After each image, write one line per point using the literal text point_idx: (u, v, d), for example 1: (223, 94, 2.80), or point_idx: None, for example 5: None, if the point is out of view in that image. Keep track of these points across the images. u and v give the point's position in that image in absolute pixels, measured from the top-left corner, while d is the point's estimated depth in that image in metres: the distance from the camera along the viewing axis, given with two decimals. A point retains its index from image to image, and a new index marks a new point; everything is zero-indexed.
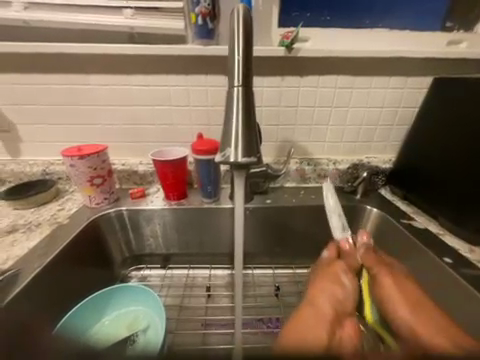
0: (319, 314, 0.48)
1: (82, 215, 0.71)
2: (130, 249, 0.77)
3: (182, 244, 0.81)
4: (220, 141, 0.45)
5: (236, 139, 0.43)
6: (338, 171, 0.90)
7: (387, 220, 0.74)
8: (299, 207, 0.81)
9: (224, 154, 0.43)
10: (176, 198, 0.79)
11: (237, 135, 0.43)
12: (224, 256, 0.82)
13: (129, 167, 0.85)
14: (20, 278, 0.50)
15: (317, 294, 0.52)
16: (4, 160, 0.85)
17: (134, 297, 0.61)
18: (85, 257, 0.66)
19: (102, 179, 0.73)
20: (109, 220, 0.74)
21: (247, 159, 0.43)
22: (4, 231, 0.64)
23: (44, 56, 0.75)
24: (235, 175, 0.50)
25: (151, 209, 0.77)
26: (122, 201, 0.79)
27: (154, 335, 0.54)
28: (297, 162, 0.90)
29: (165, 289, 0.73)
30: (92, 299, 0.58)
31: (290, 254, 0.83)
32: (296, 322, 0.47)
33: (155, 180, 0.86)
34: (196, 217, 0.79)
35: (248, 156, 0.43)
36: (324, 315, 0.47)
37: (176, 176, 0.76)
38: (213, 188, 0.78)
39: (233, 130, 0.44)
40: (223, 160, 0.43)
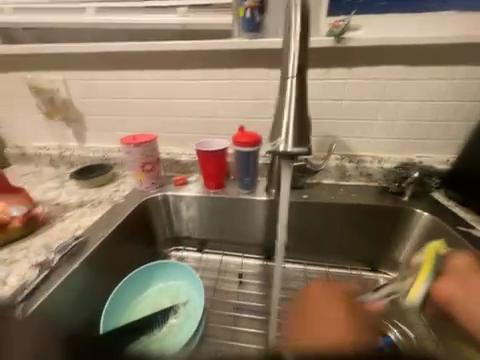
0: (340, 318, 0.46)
1: (134, 197, 0.80)
2: (171, 231, 0.84)
3: (217, 231, 0.84)
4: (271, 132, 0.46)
5: (287, 129, 0.44)
6: (383, 170, 0.84)
7: (440, 226, 0.67)
8: (337, 205, 0.78)
9: (275, 144, 0.45)
10: (215, 187, 0.83)
11: (288, 125, 0.44)
12: (256, 247, 0.83)
13: (174, 156, 0.92)
14: (88, 244, 0.60)
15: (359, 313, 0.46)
16: (73, 145, 1.00)
17: (176, 273, 0.68)
18: (137, 234, 0.74)
19: (151, 165, 0.81)
20: (156, 203, 0.82)
21: (297, 149, 0.43)
22: (74, 205, 0.76)
23: (109, 54, 0.85)
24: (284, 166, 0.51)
25: (189, 196, 0.83)
26: (166, 186, 0.86)
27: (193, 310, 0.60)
28: (337, 159, 0.86)
29: (201, 271, 0.79)
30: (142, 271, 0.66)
31: (325, 251, 0.81)
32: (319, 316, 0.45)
33: (195, 169, 0.92)
34: (232, 207, 0.82)
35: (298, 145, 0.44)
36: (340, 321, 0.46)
37: (216, 166, 0.80)
38: (251, 180, 0.80)
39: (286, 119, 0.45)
40: (273, 149, 0.44)
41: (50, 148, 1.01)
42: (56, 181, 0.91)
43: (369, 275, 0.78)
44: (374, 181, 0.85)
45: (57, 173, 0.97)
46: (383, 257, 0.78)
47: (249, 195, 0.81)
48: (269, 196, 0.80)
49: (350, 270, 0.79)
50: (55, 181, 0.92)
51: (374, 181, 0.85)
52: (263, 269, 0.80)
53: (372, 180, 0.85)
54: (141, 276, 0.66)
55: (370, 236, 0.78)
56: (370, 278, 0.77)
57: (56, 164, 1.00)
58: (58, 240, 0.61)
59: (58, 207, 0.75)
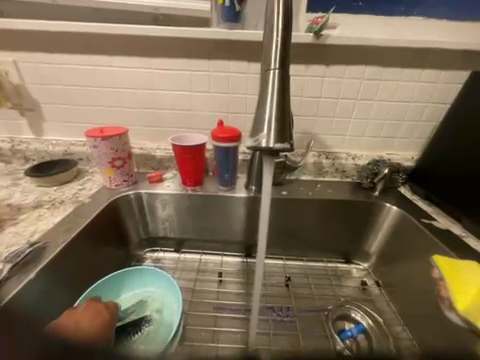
0: None
1: (103, 195, 0.73)
2: (146, 231, 0.79)
3: (195, 230, 0.81)
4: (252, 127, 0.44)
5: (269, 124, 0.42)
6: (357, 167, 0.88)
7: (406, 219, 0.73)
8: (315, 201, 0.80)
9: (257, 139, 0.43)
10: (192, 184, 0.80)
11: (270, 120, 0.43)
12: (236, 244, 0.82)
13: (148, 151, 0.86)
14: (47, 250, 0.53)
15: None
16: (28, 138, 0.88)
17: (148, 278, 0.64)
18: (105, 236, 0.68)
19: (122, 161, 0.74)
20: (128, 202, 0.76)
21: (279, 145, 0.42)
22: (30, 206, 0.67)
23: (69, 35, 0.75)
24: (266, 161, 0.49)
25: (164, 194, 0.78)
26: (140, 184, 0.80)
27: (169, 316, 0.58)
28: (315, 155, 0.88)
29: (179, 272, 0.75)
30: (110, 278, 0.61)
31: (302, 246, 0.83)
32: None
33: (172, 166, 0.87)
34: (211, 204, 0.80)
35: (279, 141, 0.42)
36: None
37: (193, 162, 0.76)
38: (231, 177, 0.78)
39: (267, 113, 0.43)
40: (254, 145, 0.42)
41: None
42: (7, 179, 0.80)
43: (343, 267, 0.82)
44: (348, 177, 0.89)
45: (8, 169, 0.85)
46: (356, 249, 0.82)
47: (229, 192, 0.79)
48: (249, 192, 0.79)
49: (326, 262, 0.83)
50: (6, 179, 0.80)
51: (348, 178, 0.89)
52: (243, 267, 0.79)
53: (346, 176, 0.89)
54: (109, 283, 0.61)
55: (344, 230, 0.82)
56: (344, 269, 0.81)
57: (7, 160, 0.88)
58: (10, 247, 0.53)
59: (10, 209, 0.65)
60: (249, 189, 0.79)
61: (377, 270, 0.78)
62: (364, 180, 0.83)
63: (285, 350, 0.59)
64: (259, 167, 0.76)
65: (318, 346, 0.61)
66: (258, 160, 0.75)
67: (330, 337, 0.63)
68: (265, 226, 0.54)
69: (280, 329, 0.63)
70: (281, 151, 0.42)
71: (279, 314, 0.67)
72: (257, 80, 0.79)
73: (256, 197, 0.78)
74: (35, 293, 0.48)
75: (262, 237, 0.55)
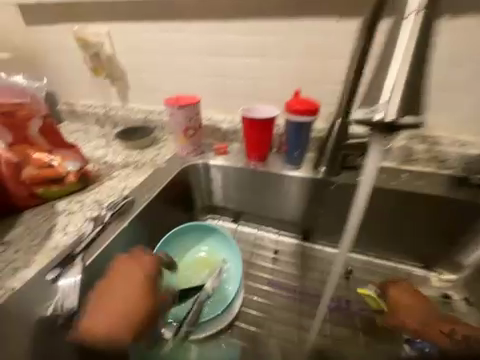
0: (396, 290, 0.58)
1: (175, 162, 0.79)
2: (209, 200, 0.83)
3: (253, 205, 0.80)
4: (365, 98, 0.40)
5: (391, 94, 0.37)
6: (465, 156, 0.68)
7: None
8: (399, 193, 0.68)
9: (372, 110, 0.38)
10: (257, 159, 0.77)
11: (393, 90, 0.37)
12: (292, 225, 0.78)
13: (215, 122, 0.87)
14: (135, 204, 0.61)
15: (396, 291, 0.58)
16: (116, 105, 1.00)
17: (201, 237, 0.68)
18: (175, 199, 0.74)
19: (194, 130, 0.77)
20: (196, 170, 0.80)
21: (409, 119, 0.37)
22: (120, 165, 0.78)
23: (156, 4, 0.79)
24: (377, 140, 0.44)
25: (228, 166, 0.79)
26: (207, 154, 0.82)
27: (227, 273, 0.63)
28: (405, 138, 0.72)
29: (236, 241, 0.79)
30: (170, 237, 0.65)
31: (371, 243, 0.72)
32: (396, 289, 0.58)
33: (236, 139, 0.86)
34: (274, 182, 0.76)
35: (404, 114, 0.37)
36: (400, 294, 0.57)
37: (261, 136, 0.73)
38: (300, 155, 0.72)
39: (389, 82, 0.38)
40: (366, 118, 0.38)
41: (95, 106, 1.02)
42: (102, 140, 0.94)
43: (421, 273, 0.69)
44: (448, 168, 0.70)
45: (103, 132, 1.00)
46: (441, 256, 0.68)
47: (294, 171, 0.74)
48: (317, 174, 0.72)
49: (398, 263, 0.72)
50: (102, 140, 0.94)
51: (447, 169, 0.70)
52: (298, 249, 0.76)
53: (445, 168, 0.70)
54: (173, 239, 0.66)
55: (431, 232, 0.67)
56: (421, 276, 0.69)
57: (102, 124, 1.03)
58: (108, 198, 0.63)
59: (106, 166, 0.78)
60: (317, 171, 0.72)
61: (467, 286, 0.65)
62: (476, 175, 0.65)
63: (343, 342, 0.56)
64: (334, 147, 0.67)
65: (383, 349, 0.56)
66: (335, 138, 0.66)
67: (399, 343, 0.56)
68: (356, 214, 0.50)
69: (338, 320, 0.60)
70: (405, 128, 0.37)
71: (337, 304, 0.63)
72: (345, 42, 0.68)
73: (326, 180, 0.71)
74: (127, 239, 0.57)
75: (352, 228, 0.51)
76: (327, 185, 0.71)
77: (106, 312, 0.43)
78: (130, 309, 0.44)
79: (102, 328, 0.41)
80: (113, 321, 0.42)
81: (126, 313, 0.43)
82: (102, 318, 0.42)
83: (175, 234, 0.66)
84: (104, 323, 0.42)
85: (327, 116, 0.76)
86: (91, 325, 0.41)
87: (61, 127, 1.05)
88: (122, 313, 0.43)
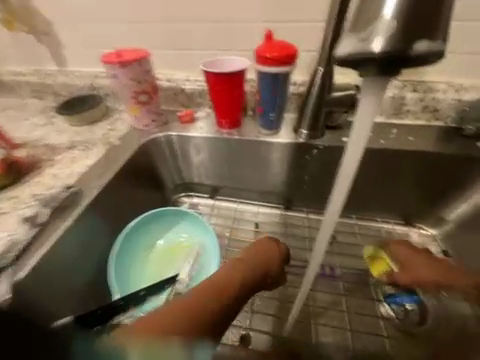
0: (403, 250, 0.55)
1: (132, 137, 0.67)
2: (180, 177, 0.73)
3: (232, 178, 0.72)
4: (354, 25, 0.30)
5: (393, 15, 0.27)
6: (459, 104, 0.61)
7: None
8: (387, 152, 0.61)
9: (366, 41, 0.28)
10: (229, 125, 0.67)
11: (396, 10, 0.27)
12: (276, 195, 0.72)
13: (176, 83, 0.72)
14: (81, 196, 0.52)
15: (404, 253, 0.55)
16: (52, 70, 0.80)
17: (171, 224, 0.63)
18: (136, 180, 0.63)
19: (147, 96, 0.63)
20: (158, 145, 0.68)
21: (421, 52, 0.27)
22: (65, 146, 0.65)
23: None
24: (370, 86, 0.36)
25: (197, 136, 0.68)
26: (170, 124, 0.70)
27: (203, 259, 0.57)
28: (397, 87, 0.63)
29: (214, 218, 0.72)
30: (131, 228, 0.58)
31: (356, 205, 0.68)
32: (409, 249, 0.55)
33: (204, 102, 0.73)
34: (250, 151, 0.67)
35: (415, 40, 0.27)
36: (405, 253, 0.55)
37: (229, 97, 0.61)
38: (276, 116, 0.62)
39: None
40: (361, 50, 0.28)
41: (25, 73, 0.82)
42: (42, 117, 0.77)
43: (403, 230, 0.66)
44: (438, 119, 0.64)
45: (42, 106, 0.82)
46: (426, 213, 0.65)
47: (272, 136, 0.65)
48: (297, 137, 0.63)
49: (381, 222, 0.68)
50: (41, 117, 0.77)
51: (438, 120, 0.64)
52: (282, 220, 0.71)
53: (436, 119, 0.64)
54: (145, 224, 0.60)
55: (418, 190, 0.64)
56: (403, 233, 0.66)
57: (39, 96, 0.84)
58: (50, 190, 0.53)
59: (47, 150, 0.64)
60: (298, 134, 0.63)
61: (448, 237, 0.63)
62: (469, 126, 0.59)
63: (327, 309, 0.55)
64: (315, 105, 0.58)
65: (364, 310, 0.55)
66: (317, 93, 0.57)
67: (378, 303, 0.56)
68: (344, 183, 0.44)
69: (322, 287, 0.58)
70: (414, 62, 0.28)
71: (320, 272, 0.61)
72: None
73: (307, 145, 0.63)
74: (75, 239, 0.49)
75: (341, 198, 0.45)
76: (309, 150, 0.63)
77: (207, 300, 0.38)
78: (243, 284, 0.43)
79: (200, 324, 0.36)
80: (217, 306, 0.38)
81: (240, 288, 0.43)
82: (201, 303, 0.37)
83: (147, 220, 0.60)
84: (200, 313, 0.36)
85: (307, 66, 0.64)
86: (172, 326, 0.34)
87: None
88: (229, 292, 0.41)
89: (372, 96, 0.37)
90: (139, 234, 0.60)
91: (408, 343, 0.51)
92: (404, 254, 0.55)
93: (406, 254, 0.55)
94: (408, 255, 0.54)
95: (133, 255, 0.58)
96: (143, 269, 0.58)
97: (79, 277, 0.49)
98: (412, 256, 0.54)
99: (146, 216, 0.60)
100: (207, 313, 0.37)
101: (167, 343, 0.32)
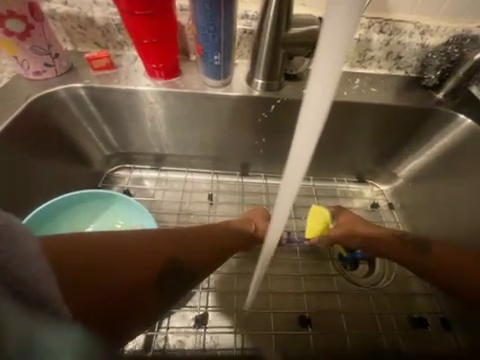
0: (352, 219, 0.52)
1: (20, 92, 0.46)
2: (110, 146, 0.57)
3: (178, 143, 0.59)
4: None
5: None
6: (423, 49, 0.55)
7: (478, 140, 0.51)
8: (349, 105, 0.55)
9: None
10: (163, 73, 0.50)
11: None
12: (231, 161, 0.62)
13: (78, 8, 0.49)
14: None
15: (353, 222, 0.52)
16: None
17: (99, 207, 0.50)
18: (34, 149, 0.47)
19: (22, 22, 0.41)
20: (65, 103, 0.50)
21: None
22: None
23: None
24: None
25: (125, 91, 0.50)
26: (80, 73, 0.50)
27: None
28: (363, 25, 0.54)
29: (160, 193, 0.60)
30: (39, 214, 0.45)
31: (315, 164, 0.65)
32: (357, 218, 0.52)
33: (127, 40, 0.53)
34: (195, 108, 0.54)
35: None
36: (354, 220, 0.52)
37: (156, 28, 0.44)
38: (223, 60, 0.48)
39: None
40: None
41: None
42: None
43: (357, 187, 0.67)
44: (401, 68, 0.58)
45: None
46: (380, 169, 0.65)
47: (222, 88, 0.51)
48: (251, 90, 0.52)
49: (337, 182, 0.67)
50: None
51: (400, 69, 0.58)
52: (239, 188, 0.63)
53: (398, 68, 0.58)
54: (62, 210, 0.48)
55: (373, 147, 0.62)
56: (358, 190, 0.67)
57: None
58: None
59: None
60: (253, 86, 0.52)
61: (397, 193, 0.65)
62: (431, 75, 0.55)
63: (286, 276, 0.53)
64: (270, 45, 0.46)
65: (320, 270, 0.54)
66: (272, 28, 0.44)
67: (333, 261, 0.55)
68: (300, 162, 0.28)
69: (281, 258, 0.55)
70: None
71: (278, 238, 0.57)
72: None
73: (263, 99, 0.52)
74: None
75: (293, 194, 0.31)
76: (266, 106, 0.53)
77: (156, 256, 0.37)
78: (207, 253, 0.42)
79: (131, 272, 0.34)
80: (157, 263, 0.37)
81: (202, 253, 0.41)
82: (144, 251, 0.36)
83: (68, 201, 0.48)
84: (135, 261, 0.35)
85: None
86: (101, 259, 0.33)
87: None
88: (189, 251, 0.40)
89: (340, 20, 0.20)
90: (60, 217, 0.48)
91: (358, 296, 0.52)
92: (354, 222, 0.52)
93: (355, 222, 0.52)
94: (358, 222, 0.52)
95: None
96: None
97: None
98: (358, 224, 0.52)
99: (58, 199, 0.47)
100: (144, 262, 0.36)
101: (83, 275, 0.31)
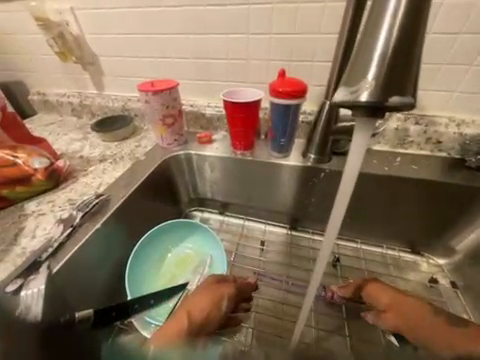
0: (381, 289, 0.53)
1: (155, 153, 0.75)
2: (195, 192, 0.79)
3: (243, 195, 0.76)
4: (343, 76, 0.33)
5: (377, 72, 0.30)
6: (462, 138, 0.64)
7: None
8: (393, 179, 0.64)
9: (354, 90, 0.32)
10: (243, 147, 0.73)
11: (379, 66, 0.30)
12: (282, 214, 0.75)
13: (198, 108, 0.81)
14: (110, 203, 0.57)
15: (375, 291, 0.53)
16: (92, 93, 0.93)
17: (181, 236, 0.65)
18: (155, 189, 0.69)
19: (172, 119, 0.72)
20: (177, 162, 0.75)
21: (399, 100, 0.31)
22: (97, 159, 0.73)
23: None
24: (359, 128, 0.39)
25: (215, 156, 0.74)
26: (190, 144, 0.77)
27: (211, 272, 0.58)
28: (400, 119, 0.68)
29: (222, 233, 0.75)
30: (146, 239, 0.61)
31: (362, 227, 0.70)
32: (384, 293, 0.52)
33: (221, 125, 0.81)
34: (260, 171, 0.72)
35: (391, 94, 0.31)
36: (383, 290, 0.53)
37: (246, 123, 0.68)
38: (287, 142, 0.68)
39: (393, 27, 0.30)
40: (350, 100, 0.32)
41: (70, 95, 0.96)
42: (79, 133, 0.88)
43: (407, 256, 0.68)
44: (442, 151, 0.67)
45: (79, 123, 0.95)
46: (432, 241, 0.66)
47: (282, 159, 0.70)
48: (305, 162, 0.68)
49: (386, 249, 0.69)
50: (78, 132, 0.89)
51: (442, 151, 0.67)
52: (287, 239, 0.72)
53: (439, 150, 0.67)
54: (156, 236, 0.63)
55: (422, 217, 0.65)
56: (408, 259, 0.67)
57: (79, 114, 0.97)
58: (82, 196, 0.60)
59: (81, 161, 0.73)
60: (306, 158, 0.68)
61: (455, 270, 0.63)
62: (471, 158, 0.63)
63: (330, 332, 0.54)
64: (322, 133, 0.64)
65: (367, 338, 0.53)
66: (324, 123, 0.62)
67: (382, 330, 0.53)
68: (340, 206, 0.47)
69: (327, 312, 0.58)
70: (392, 110, 0.31)
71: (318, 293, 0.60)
72: (338, 12, 0.60)
73: (315, 168, 0.67)
74: (98, 244, 0.52)
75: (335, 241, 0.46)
76: (316, 174, 0.67)
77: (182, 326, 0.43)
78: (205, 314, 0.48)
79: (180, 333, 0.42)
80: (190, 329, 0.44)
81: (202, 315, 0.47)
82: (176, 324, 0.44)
83: (162, 229, 0.63)
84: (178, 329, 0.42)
85: (316, 98, 0.71)
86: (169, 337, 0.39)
87: (35, 120, 0.99)
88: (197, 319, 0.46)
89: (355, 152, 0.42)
90: (152, 244, 0.62)
91: None
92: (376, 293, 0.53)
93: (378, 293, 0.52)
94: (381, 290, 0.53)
95: (145, 260, 0.60)
96: (152, 280, 0.58)
97: (98, 282, 0.52)
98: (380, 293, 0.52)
99: (158, 228, 0.62)
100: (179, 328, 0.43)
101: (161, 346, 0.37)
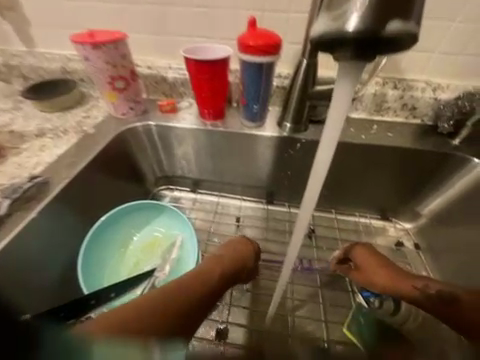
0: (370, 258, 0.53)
1: (109, 125, 0.63)
2: (162, 169, 0.70)
3: (215, 170, 0.70)
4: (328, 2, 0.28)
5: None
6: (437, 102, 0.63)
7: None
8: (368, 147, 0.62)
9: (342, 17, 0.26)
10: (212, 117, 0.64)
11: None
12: (258, 189, 0.71)
13: (157, 71, 0.68)
14: (51, 186, 0.48)
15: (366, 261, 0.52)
16: (19, 50, 0.73)
17: (147, 217, 0.58)
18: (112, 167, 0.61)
19: (124, 82, 0.59)
20: (136, 135, 0.65)
21: (397, 28, 0.25)
22: (33, 134, 0.60)
23: None
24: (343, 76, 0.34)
25: (181, 128, 0.65)
26: (150, 114, 0.67)
27: (181, 253, 0.54)
28: (378, 83, 0.64)
29: (195, 212, 0.69)
30: (103, 224, 0.54)
31: (337, 198, 0.69)
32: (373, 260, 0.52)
33: (187, 92, 0.70)
34: (233, 143, 0.65)
35: (389, 20, 0.25)
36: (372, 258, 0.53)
37: (213, 87, 0.59)
38: (260, 109, 0.61)
39: None
40: (336, 31, 0.26)
41: None
42: (8, 102, 0.71)
43: (378, 223, 0.69)
44: (417, 117, 0.66)
45: (8, 90, 0.76)
46: (401, 208, 0.68)
47: (256, 129, 0.63)
48: (281, 132, 0.63)
49: (358, 216, 0.70)
50: (7, 101, 0.71)
51: (417, 117, 0.66)
52: (264, 214, 0.70)
53: (414, 117, 0.66)
54: (116, 220, 0.56)
55: (394, 185, 0.66)
56: (379, 226, 0.69)
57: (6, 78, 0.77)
58: (13, 179, 0.49)
59: (12, 137, 0.59)
60: (282, 127, 0.63)
61: (420, 232, 0.66)
62: (444, 124, 0.61)
63: (304, 301, 0.55)
64: (298, 98, 0.58)
65: (339, 303, 0.55)
66: (301, 87, 0.56)
67: (352, 294, 0.56)
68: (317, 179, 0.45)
69: (302, 282, 0.58)
70: (387, 43, 0.26)
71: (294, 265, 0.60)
72: None
73: (291, 138, 0.62)
74: (39, 234, 0.45)
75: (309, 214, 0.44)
76: (292, 144, 0.63)
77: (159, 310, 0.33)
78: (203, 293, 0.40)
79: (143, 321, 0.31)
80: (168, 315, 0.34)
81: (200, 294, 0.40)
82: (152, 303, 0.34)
83: (123, 211, 0.56)
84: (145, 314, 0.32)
85: (292, 58, 0.63)
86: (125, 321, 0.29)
87: None
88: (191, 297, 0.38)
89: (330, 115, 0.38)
90: (113, 229, 0.55)
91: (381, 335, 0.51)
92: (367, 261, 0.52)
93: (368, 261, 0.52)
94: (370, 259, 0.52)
95: (104, 248, 0.53)
96: (116, 268, 0.53)
97: (49, 276, 0.46)
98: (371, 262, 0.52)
99: (116, 211, 0.55)
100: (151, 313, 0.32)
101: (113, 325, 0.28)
